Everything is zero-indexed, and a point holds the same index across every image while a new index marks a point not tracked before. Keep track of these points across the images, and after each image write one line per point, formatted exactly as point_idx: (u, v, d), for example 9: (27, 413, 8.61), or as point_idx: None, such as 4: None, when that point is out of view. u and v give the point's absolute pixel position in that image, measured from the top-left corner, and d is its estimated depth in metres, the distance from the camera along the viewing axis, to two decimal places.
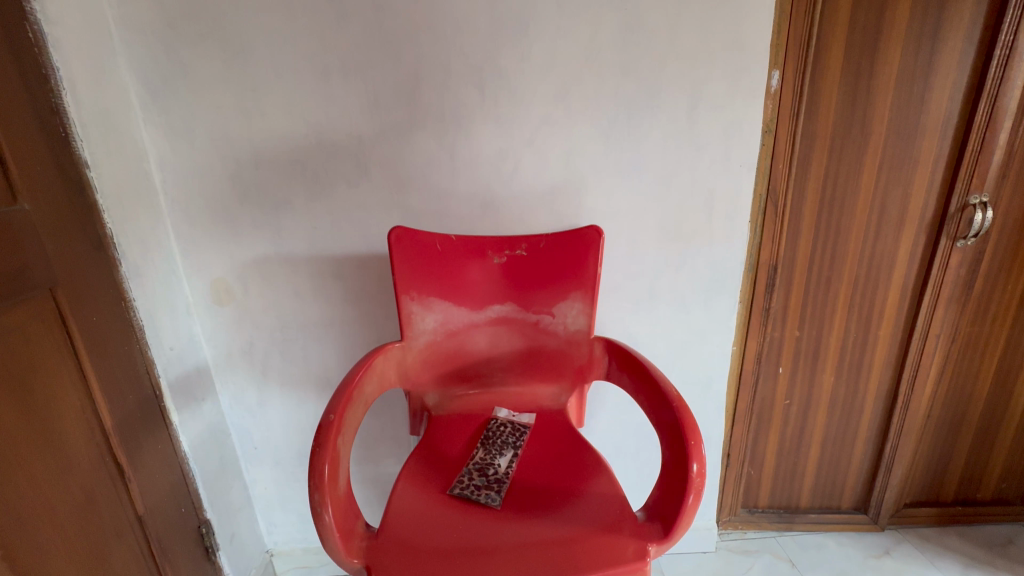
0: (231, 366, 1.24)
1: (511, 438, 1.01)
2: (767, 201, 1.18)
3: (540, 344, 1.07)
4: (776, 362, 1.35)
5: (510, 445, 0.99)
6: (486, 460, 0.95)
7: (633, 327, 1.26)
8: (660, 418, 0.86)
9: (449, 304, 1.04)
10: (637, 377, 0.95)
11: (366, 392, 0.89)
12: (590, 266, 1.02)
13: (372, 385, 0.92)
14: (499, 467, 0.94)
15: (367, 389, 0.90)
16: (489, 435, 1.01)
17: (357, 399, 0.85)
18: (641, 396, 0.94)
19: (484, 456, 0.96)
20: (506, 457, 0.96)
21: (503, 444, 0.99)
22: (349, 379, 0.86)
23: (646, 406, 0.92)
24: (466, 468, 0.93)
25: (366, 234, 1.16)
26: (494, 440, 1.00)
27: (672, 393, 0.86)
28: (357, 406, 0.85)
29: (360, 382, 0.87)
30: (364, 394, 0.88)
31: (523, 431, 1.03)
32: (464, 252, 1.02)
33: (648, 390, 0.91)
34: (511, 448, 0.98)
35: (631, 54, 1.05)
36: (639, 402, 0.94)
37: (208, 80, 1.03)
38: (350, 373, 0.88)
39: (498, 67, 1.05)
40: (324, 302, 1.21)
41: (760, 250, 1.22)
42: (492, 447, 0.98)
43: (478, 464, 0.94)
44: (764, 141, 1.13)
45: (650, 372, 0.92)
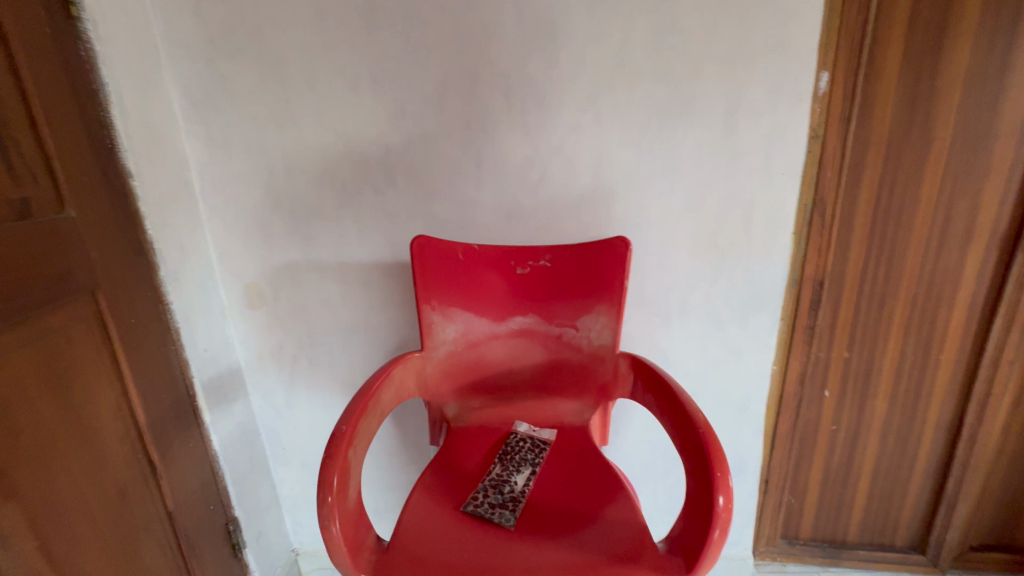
0: (262, 369, 1.28)
1: (529, 454, 0.98)
2: (813, 212, 1.10)
3: (563, 358, 1.04)
4: (821, 385, 1.26)
5: (528, 463, 0.96)
6: (503, 477, 0.93)
7: (664, 343, 1.21)
8: (685, 445, 0.81)
9: (470, 315, 1.02)
10: (664, 398, 0.90)
11: (382, 404, 0.88)
12: (616, 280, 0.97)
13: (389, 397, 0.91)
14: (516, 485, 0.91)
15: (383, 401, 0.89)
16: (507, 450, 0.99)
17: (372, 411, 0.84)
18: (666, 418, 0.89)
19: (501, 472, 0.94)
20: (524, 475, 0.93)
21: (521, 461, 0.96)
22: (364, 391, 0.85)
23: (670, 429, 0.87)
24: (481, 485, 0.91)
25: (391, 242, 1.16)
26: (511, 456, 0.97)
27: (698, 417, 0.80)
28: (371, 418, 0.84)
29: (376, 394, 0.86)
30: (379, 405, 0.87)
31: (542, 448, 0.99)
32: (488, 262, 1.01)
33: (674, 414, 0.86)
34: (529, 466, 0.95)
35: (664, 59, 1.01)
36: (664, 424, 0.89)
37: (245, 92, 1.07)
38: (366, 384, 0.87)
39: (525, 75, 1.03)
40: (350, 309, 1.22)
41: (804, 264, 1.14)
42: (510, 463, 0.95)
43: (494, 480, 0.92)
44: (810, 148, 1.05)
45: (677, 394, 0.86)
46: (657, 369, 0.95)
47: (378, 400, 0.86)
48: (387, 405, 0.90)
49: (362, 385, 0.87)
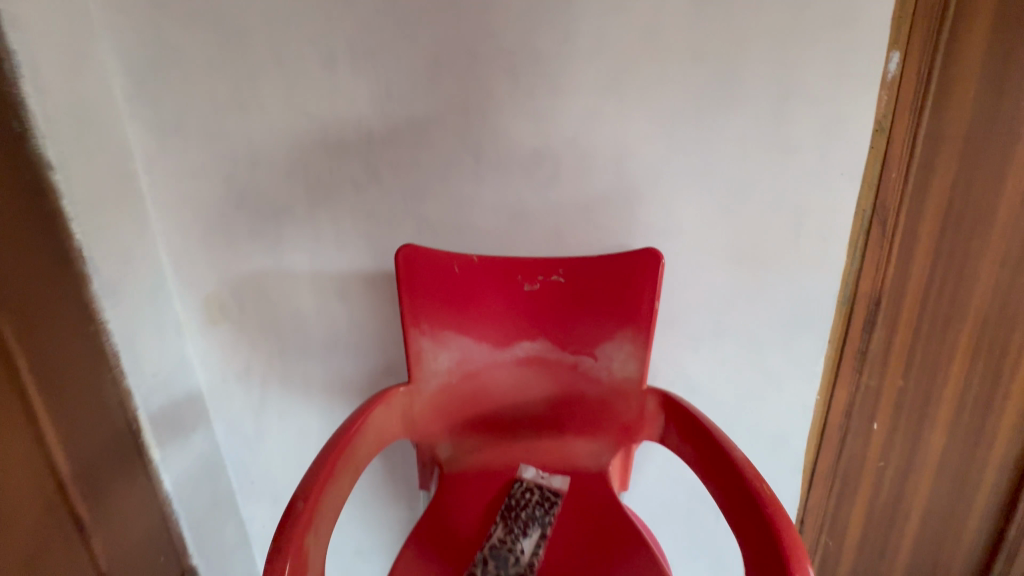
0: (226, 393, 1.10)
1: (539, 511, 0.81)
2: (873, 219, 0.93)
3: (578, 391, 0.87)
4: (869, 417, 1.10)
5: (537, 523, 0.80)
6: (507, 544, 0.77)
7: (692, 368, 1.04)
8: (743, 525, 0.68)
9: (467, 340, 0.85)
10: (709, 455, 0.75)
11: (357, 458, 0.74)
12: (643, 300, 0.81)
13: (367, 448, 0.76)
14: (523, 557, 0.75)
15: (358, 453, 0.74)
16: (512, 505, 0.82)
17: (340, 469, 0.70)
18: (709, 478, 0.75)
19: (505, 536, 0.78)
20: (534, 541, 0.77)
21: (528, 521, 0.80)
22: (333, 446, 0.71)
23: (717, 494, 0.73)
24: (481, 555, 0.76)
25: (375, 248, 0.99)
26: (517, 514, 0.81)
27: (763, 493, 0.67)
28: (341, 479, 0.69)
29: (346, 447, 0.72)
30: (352, 460, 0.73)
31: (554, 502, 0.83)
32: (489, 276, 0.83)
33: (723, 479, 0.72)
34: (539, 528, 0.79)
35: (704, 32, 0.83)
36: (707, 485, 0.75)
37: (199, 67, 0.89)
38: (336, 436, 0.73)
39: (536, 50, 0.86)
40: (328, 325, 1.05)
41: (859, 280, 0.98)
42: (516, 525, 0.80)
43: (496, 548, 0.76)
44: (874, 143, 0.88)
45: (731, 456, 0.72)
46: (696, 412, 0.79)
47: (349, 455, 0.72)
48: (365, 456, 0.76)
49: (332, 436, 0.73)
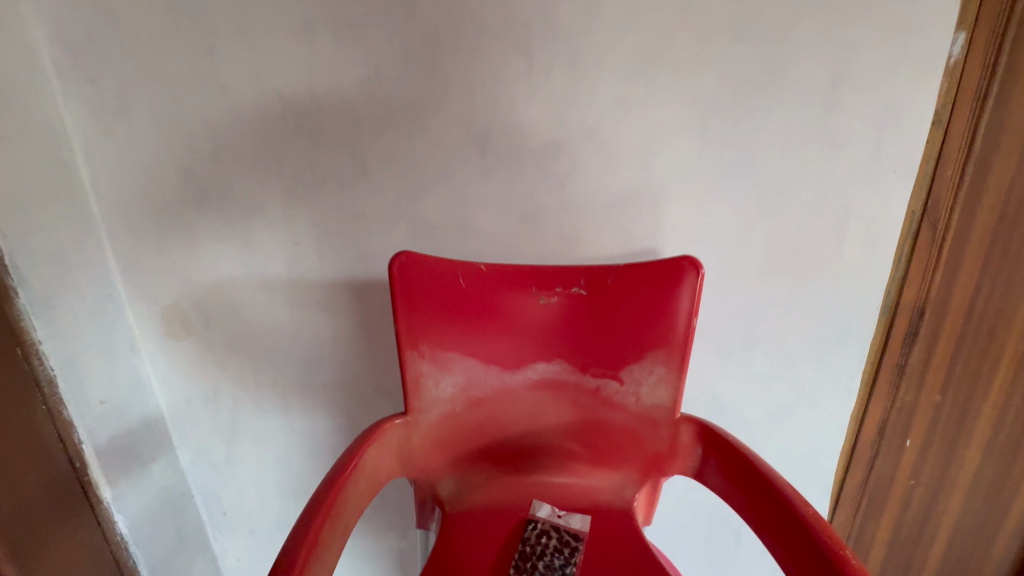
0: (192, 416, 0.96)
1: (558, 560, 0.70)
2: (921, 221, 0.85)
3: (601, 419, 0.76)
4: (903, 434, 1.02)
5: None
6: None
7: (718, 385, 0.95)
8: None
9: (474, 362, 0.73)
10: (769, 508, 0.62)
11: (347, 515, 0.61)
12: (678, 317, 0.71)
13: (358, 500, 0.64)
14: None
15: (348, 508, 0.61)
16: (526, 553, 0.71)
17: (327, 534, 0.57)
18: (764, 531, 0.63)
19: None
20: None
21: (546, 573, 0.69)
22: (318, 504, 0.58)
23: (782, 557, 0.60)
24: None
25: (363, 254, 0.86)
26: (532, 565, 0.70)
27: (845, 561, 0.54)
28: (327, 545, 0.57)
29: (333, 505, 0.59)
30: (340, 519, 0.60)
31: (574, 549, 0.72)
32: (499, 289, 0.71)
33: (785, 537, 0.60)
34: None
35: (749, 6, 0.72)
36: (765, 542, 0.63)
37: (147, 37, 0.74)
38: (319, 490, 0.60)
39: (553, 24, 0.73)
40: (309, 340, 0.92)
41: (902, 288, 0.89)
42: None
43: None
44: (930, 136, 0.79)
45: (797, 510, 0.59)
46: (744, 450, 0.68)
47: (336, 514, 0.59)
48: (356, 510, 0.63)
49: (315, 491, 0.60)
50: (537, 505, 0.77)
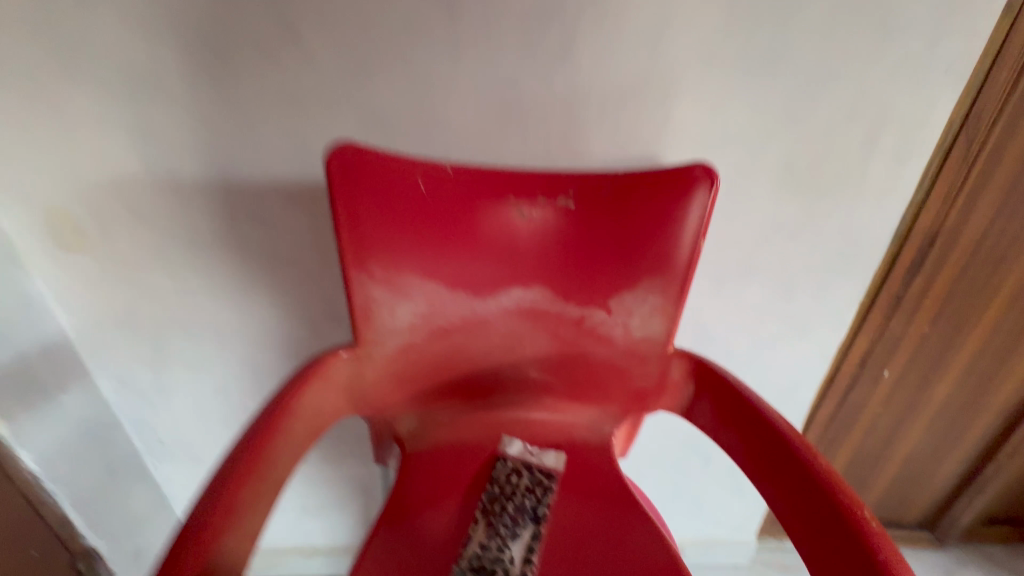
0: (106, 340, 0.82)
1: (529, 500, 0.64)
2: (958, 136, 0.73)
3: (584, 353, 0.67)
4: (883, 365, 0.99)
5: (528, 516, 0.63)
6: (492, 545, 0.60)
7: (707, 314, 0.87)
8: (821, 556, 0.49)
9: (437, 288, 0.61)
10: (774, 459, 0.55)
11: (279, 470, 0.50)
12: (682, 238, 0.59)
13: (293, 451, 0.53)
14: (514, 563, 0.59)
15: (281, 461, 0.51)
16: (494, 492, 0.65)
17: (248, 494, 0.47)
18: (763, 481, 0.56)
19: (489, 533, 0.61)
20: (526, 540, 0.61)
21: (516, 513, 0.63)
22: (238, 458, 0.48)
23: (783, 510, 0.54)
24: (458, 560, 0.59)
25: (302, 150, 0.69)
26: (502, 505, 0.64)
27: (863, 519, 0.48)
28: (251, 505, 0.46)
29: (256, 459, 0.48)
30: (269, 474, 0.49)
31: (548, 488, 0.66)
32: (469, 197, 0.58)
33: (788, 488, 0.53)
34: (532, 521, 0.62)
35: None
36: (764, 492, 0.56)
37: None
38: (240, 442, 0.49)
39: None
40: (241, 256, 0.77)
41: (920, 213, 0.80)
42: (501, 519, 0.62)
43: (478, 551, 0.59)
44: (995, 27, 0.66)
45: (806, 461, 0.53)
46: (744, 392, 0.60)
47: (262, 469, 0.48)
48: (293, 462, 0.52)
49: (235, 444, 0.50)
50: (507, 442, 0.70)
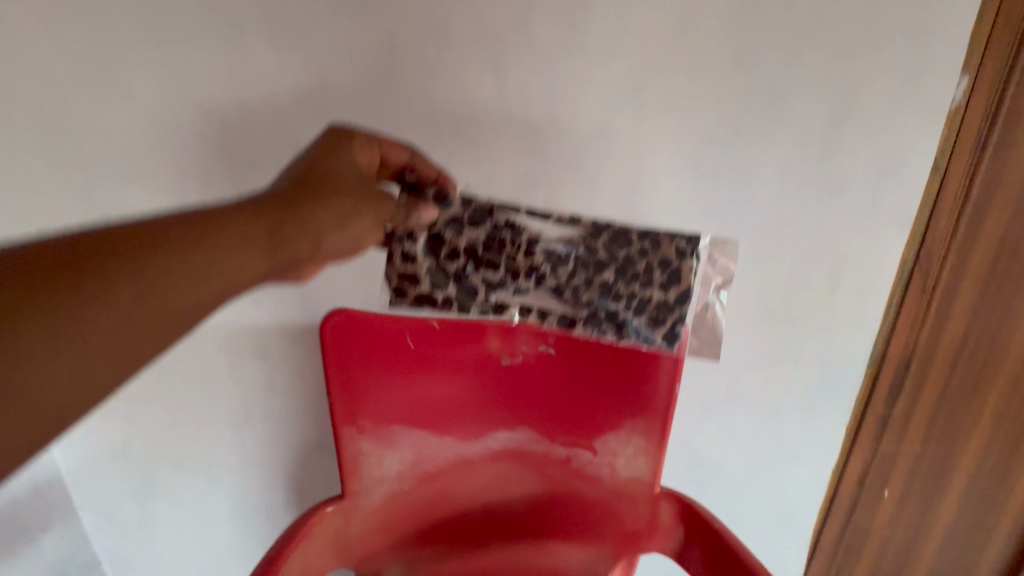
0: (96, 477, 0.83)
1: (620, 285, 0.58)
2: (914, 272, 0.79)
3: (572, 491, 0.68)
4: (882, 484, 0.96)
5: (587, 286, 0.58)
6: (502, 258, 0.58)
7: (698, 438, 0.90)
8: None
9: (425, 434, 0.64)
10: None
11: (143, 295, 0.42)
12: (660, 383, 0.62)
13: (188, 237, 0.44)
14: (432, 277, 0.58)
15: (136, 289, 0.41)
16: (626, 237, 0.57)
17: (55, 388, 0.39)
18: None
19: (534, 243, 0.57)
20: (499, 293, 0.59)
21: (587, 260, 0.58)
22: None
23: None
24: (464, 202, 0.58)
25: (307, 297, 0.74)
26: (595, 253, 0.58)
27: None
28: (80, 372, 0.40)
29: (50, 289, 0.39)
30: (94, 318, 0.40)
31: (646, 314, 0.58)
32: (454, 346, 0.62)
33: None
34: (553, 301, 0.59)
35: (746, 34, 0.64)
36: None
37: (33, 36, 0.63)
38: None
39: (529, 42, 0.65)
40: (241, 393, 0.79)
41: (891, 339, 0.84)
42: (573, 253, 0.57)
43: (443, 216, 0.58)
44: (928, 183, 0.73)
45: None
46: (732, 540, 0.59)
47: (54, 297, 0.39)
48: (195, 286, 0.44)
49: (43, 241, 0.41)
50: (717, 240, 0.59)
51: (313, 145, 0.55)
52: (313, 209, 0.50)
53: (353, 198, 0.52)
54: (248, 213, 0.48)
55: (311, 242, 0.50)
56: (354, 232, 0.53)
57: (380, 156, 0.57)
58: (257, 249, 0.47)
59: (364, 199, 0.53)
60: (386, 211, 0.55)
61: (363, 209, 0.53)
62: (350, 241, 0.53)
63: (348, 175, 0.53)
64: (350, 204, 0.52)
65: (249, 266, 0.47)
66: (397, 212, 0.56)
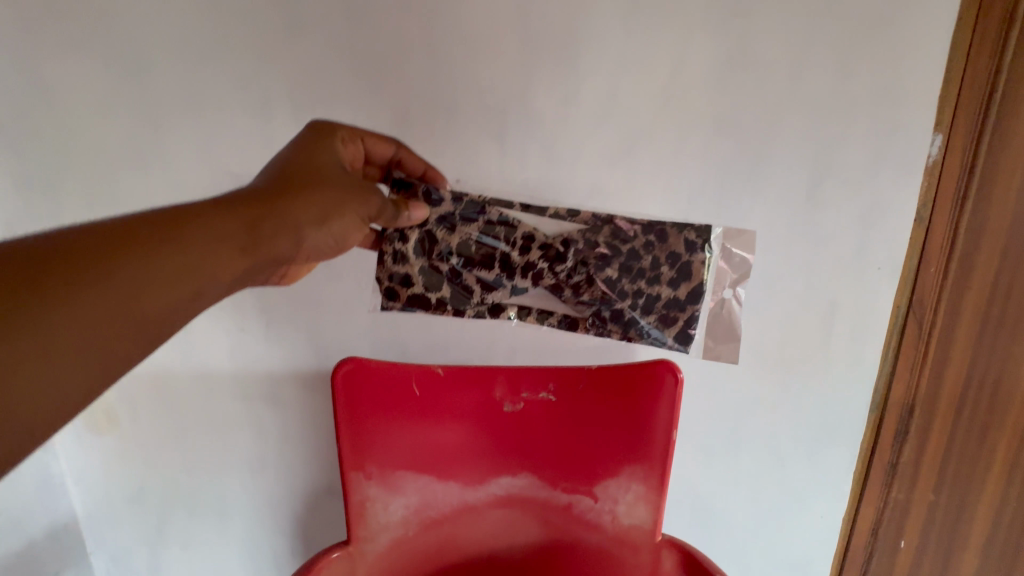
0: (111, 519, 0.85)
1: (625, 282, 0.69)
2: (908, 316, 0.80)
3: (574, 539, 0.68)
4: (897, 533, 0.93)
5: (588, 285, 0.69)
6: (497, 255, 0.68)
7: (703, 485, 0.91)
8: None
9: (429, 479, 0.65)
10: None
11: (128, 296, 0.41)
12: (657, 428, 0.64)
13: (166, 237, 0.43)
14: (426, 278, 0.70)
15: (105, 292, 0.39)
16: (630, 232, 0.69)
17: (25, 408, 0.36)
18: None
19: (530, 239, 0.68)
20: (494, 294, 0.70)
21: (589, 256, 0.69)
22: None
23: None
24: (455, 200, 0.68)
25: (321, 344, 0.78)
26: (594, 246, 0.69)
27: None
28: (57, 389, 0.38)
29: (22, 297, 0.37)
30: (62, 324, 0.38)
31: (654, 313, 0.70)
32: (459, 393, 0.65)
33: None
34: (555, 300, 0.71)
35: (728, 101, 0.70)
36: None
37: (87, 112, 0.71)
38: None
39: (529, 111, 0.72)
40: (254, 438, 0.82)
41: (891, 383, 0.84)
42: (573, 246, 0.68)
43: (434, 215, 0.68)
44: (912, 234, 0.76)
45: None
46: None
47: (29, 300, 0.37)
48: (175, 285, 0.43)
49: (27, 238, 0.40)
50: (731, 233, 0.74)
51: (293, 142, 0.57)
52: (295, 204, 0.50)
53: (336, 193, 0.53)
54: (229, 208, 0.47)
55: (294, 237, 0.50)
56: (337, 229, 0.53)
57: (362, 150, 0.63)
58: (239, 245, 0.47)
59: (346, 189, 0.54)
60: (370, 206, 0.56)
61: (345, 204, 0.53)
62: (332, 237, 0.53)
63: (329, 170, 0.54)
64: (333, 199, 0.53)
65: (231, 264, 0.46)
66: (382, 207, 0.57)
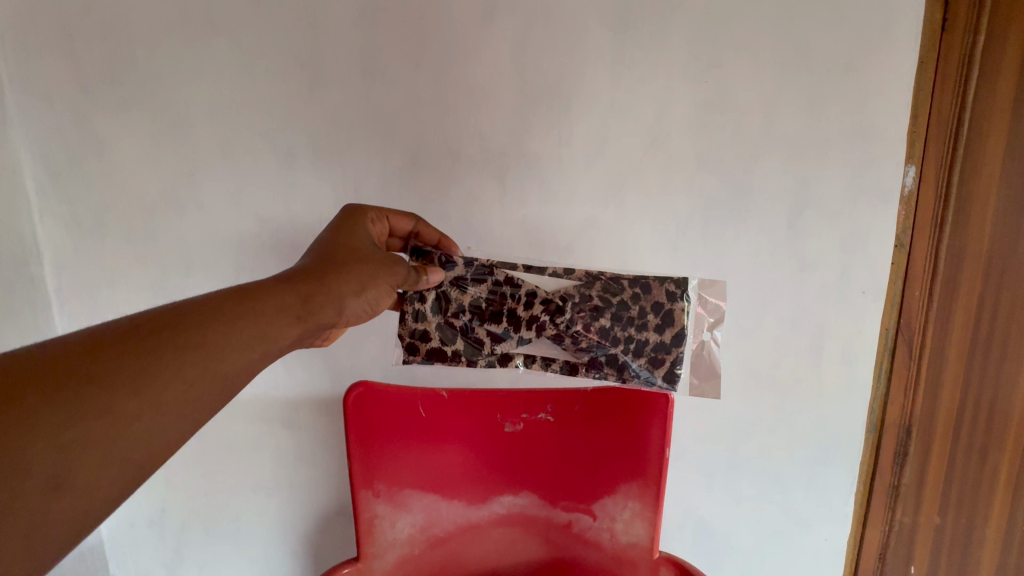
0: (134, 543, 0.89)
1: (617, 329, 0.64)
2: (896, 339, 0.83)
3: (574, 558, 0.70)
4: (906, 560, 0.92)
5: (585, 332, 0.63)
6: (505, 309, 0.64)
7: (704, 508, 0.93)
8: None
9: (435, 498, 0.69)
10: None
11: (192, 376, 0.42)
12: (650, 446, 0.67)
13: (221, 313, 0.45)
14: (441, 333, 0.64)
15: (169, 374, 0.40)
16: (619, 283, 0.64)
17: (74, 497, 0.36)
18: None
19: (533, 295, 0.63)
20: (503, 345, 0.64)
21: (585, 306, 0.63)
22: None
23: None
24: (467, 262, 0.64)
25: (334, 370, 0.83)
26: (590, 299, 0.64)
27: None
28: (104, 472, 0.37)
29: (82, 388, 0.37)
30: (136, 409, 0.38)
31: (645, 357, 0.64)
32: (462, 415, 0.69)
33: None
34: (556, 348, 0.65)
35: (709, 141, 0.76)
36: None
37: (130, 162, 0.80)
38: None
39: (525, 153, 0.78)
40: (271, 461, 0.87)
41: (886, 405, 0.86)
42: (571, 299, 0.63)
43: (448, 278, 0.63)
44: (894, 259, 0.79)
45: None
46: None
47: (98, 388, 0.37)
48: (227, 358, 0.44)
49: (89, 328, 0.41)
50: (705, 282, 0.64)
51: (331, 225, 0.60)
52: (337, 277, 0.53)
53: (372, 265, 0.56)
54: (281, 284, 0.50)
55: (335, 307, 0.53)
56: (372, 297, 0.56)
57: (388, 227, 0.65)
58: (290, 315, 0.49)
59: (378, 262, 0.57)
60: (398, 274, 0.58)
61: (379, 275, 0.56)
62: (368, 305, 0.55)
63: (363, 246, 0.58)
64: (369, 271, 0.56)
65: (280, 334, 0.48)
66: (408, 275, 0.60)
